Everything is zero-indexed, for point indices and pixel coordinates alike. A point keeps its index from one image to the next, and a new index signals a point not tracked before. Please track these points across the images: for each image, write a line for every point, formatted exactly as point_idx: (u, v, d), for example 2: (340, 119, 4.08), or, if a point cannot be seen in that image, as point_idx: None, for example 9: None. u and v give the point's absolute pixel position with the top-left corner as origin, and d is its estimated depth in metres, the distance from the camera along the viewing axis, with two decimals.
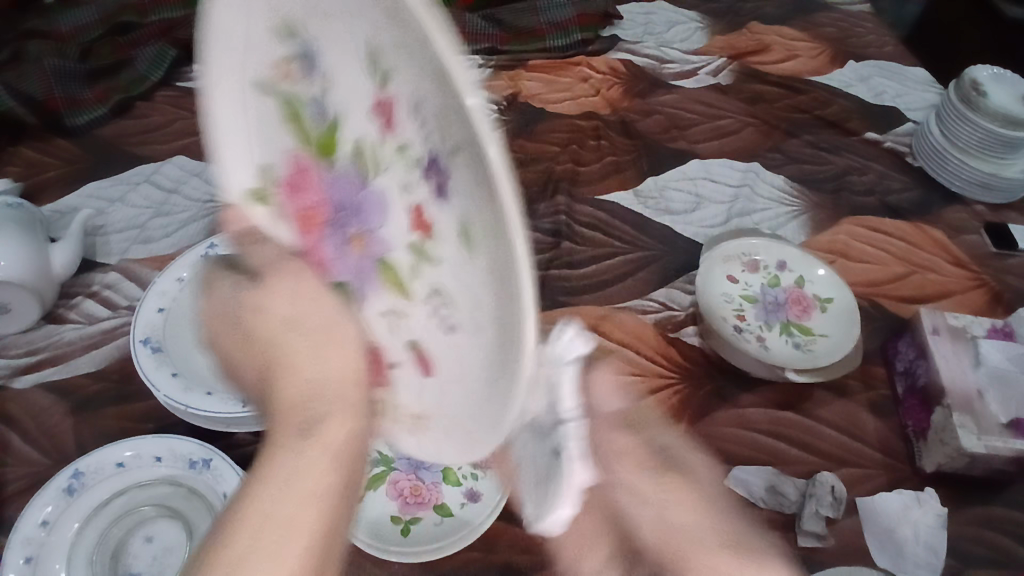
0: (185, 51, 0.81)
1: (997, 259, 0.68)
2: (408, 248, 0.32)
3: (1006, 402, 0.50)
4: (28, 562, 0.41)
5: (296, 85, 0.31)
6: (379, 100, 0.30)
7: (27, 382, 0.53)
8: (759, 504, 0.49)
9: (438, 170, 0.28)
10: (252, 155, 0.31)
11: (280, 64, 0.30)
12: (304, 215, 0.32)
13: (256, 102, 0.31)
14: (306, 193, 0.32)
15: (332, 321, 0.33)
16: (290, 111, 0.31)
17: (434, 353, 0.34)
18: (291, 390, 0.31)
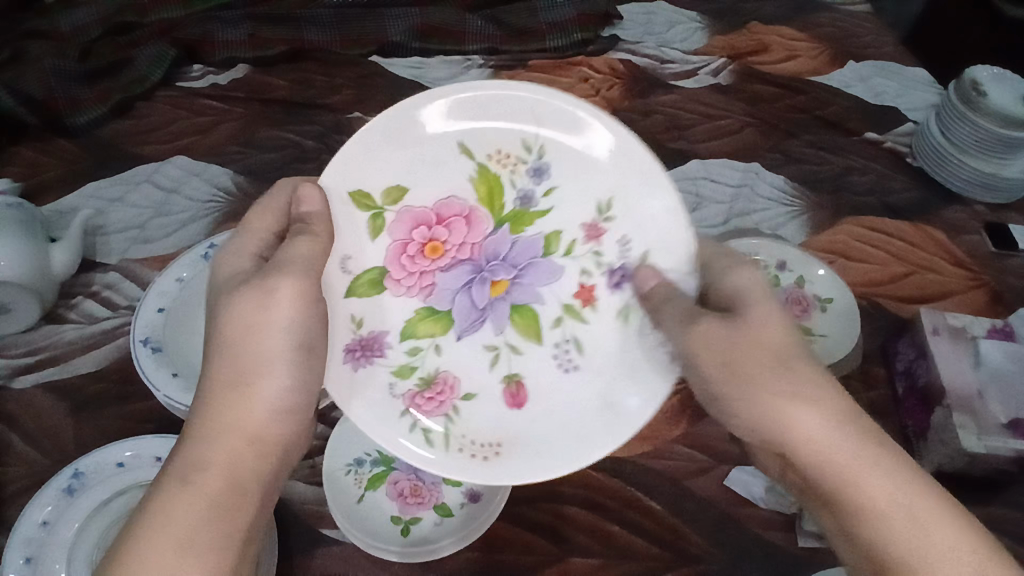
0: (186, 51, 0.80)
1: (997, 259, 0.69)
2: (563, 305, 0.49)
3: (1006, 402, 0.50)
4: (28, 562, 0.41)
5: (499, 168, 0.48)
6: (591, 223, 0.48)
7: (28, 381, 0.53)
8: (759, 504, 0.51)
9: (623, 277, 0.48)
10: (381, 174, 0.46)
11: (504, 154, 0.48)
12: (428, 250, 0.49)
13: (451, 163, 0.47)
14: (444, 234, 0.48)
15: (276, 357, 0.42)
16: (481, 178, 0.48)
17: (529, 391, 0.48)
18: (222, 408, 0.40)
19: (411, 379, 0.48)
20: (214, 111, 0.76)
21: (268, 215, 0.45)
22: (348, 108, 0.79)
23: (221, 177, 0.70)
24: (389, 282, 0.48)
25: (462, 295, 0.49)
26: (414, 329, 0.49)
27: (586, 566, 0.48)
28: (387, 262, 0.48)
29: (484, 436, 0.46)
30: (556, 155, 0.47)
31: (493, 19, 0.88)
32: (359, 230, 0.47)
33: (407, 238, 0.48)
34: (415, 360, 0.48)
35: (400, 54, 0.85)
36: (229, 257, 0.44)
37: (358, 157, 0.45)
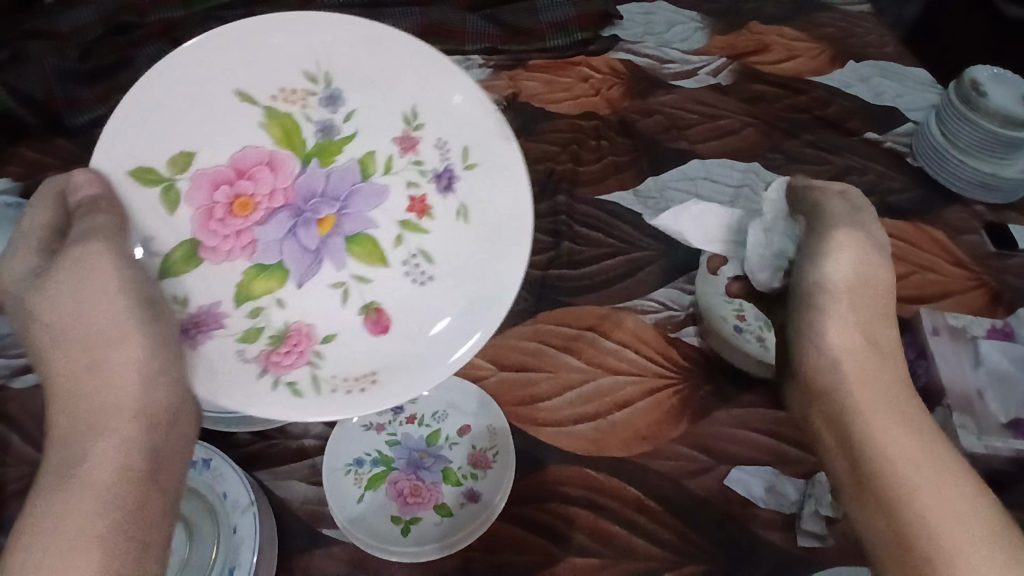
0: None
1: (997, 259, 0.69)
2: (399, 222, 0.53)
3: (1005, 402, 0.50)
4: None
5: (285, 105, 0.50)
6: (403, 133, 0.52)
7: (28, 381, 0.53)
8: (759, 504, 0.51)
9: (450, 180, 0.52)
10: (179, 138, 0.48)
11: (289, 90, 0.50)
12: (236, 207, 0.50)
13: (236, 113, 0.49)
14: (249, 186, 0.50)
15: (118, 335, 0.43)
16: (275, 121, 0.50)
17: (392, 315, 0.52)
18: (110, 387, 0.42)
19: (260, 341, 0.49)
20: None
21: (42, 211, 0.45)
22: None
23: None
24: (205, 254, 0.49)
25: (289, 242, 0.51)
26: (250, 289, 0.50)
27: (585, 566, 0.48)
28: (194, 232, 0.49)
29: (351, 373, 0.49)
30: (347, 80, 0.50)
31: (493, 19, 0.88)
32: (150, 203, 0.48)
33: (210, 203, 0.49)
34: (258, 321, 0.50)
35: None
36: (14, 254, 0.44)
37: (125, 133, 0.46)
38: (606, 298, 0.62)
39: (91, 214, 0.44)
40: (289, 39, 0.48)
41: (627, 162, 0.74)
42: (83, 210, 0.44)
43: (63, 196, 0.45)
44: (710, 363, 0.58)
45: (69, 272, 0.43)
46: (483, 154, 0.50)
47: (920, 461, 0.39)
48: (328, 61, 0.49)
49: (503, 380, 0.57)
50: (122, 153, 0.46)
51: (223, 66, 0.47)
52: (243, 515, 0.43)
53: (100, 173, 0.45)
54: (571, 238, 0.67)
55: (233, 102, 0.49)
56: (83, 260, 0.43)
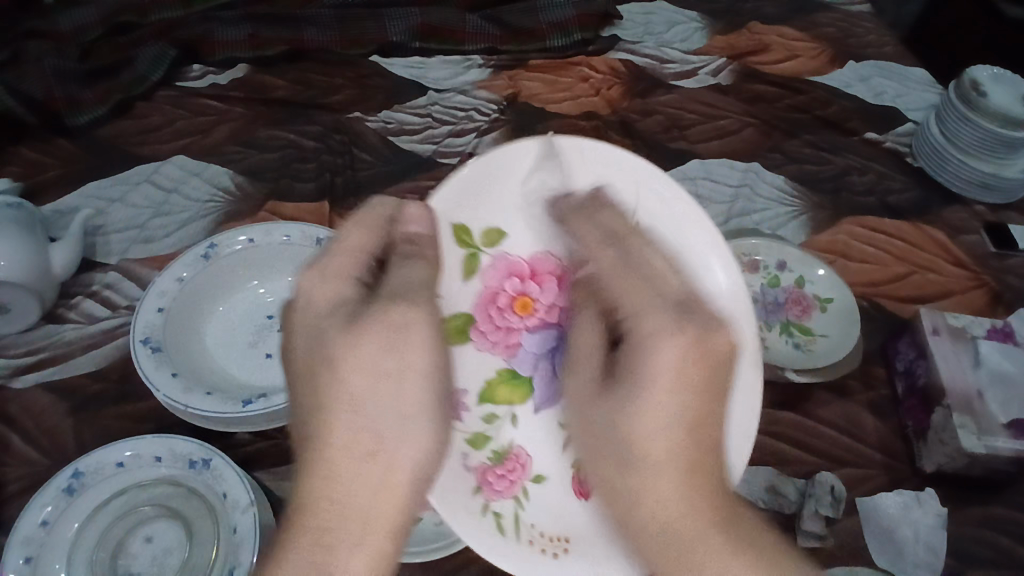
0: (185, 51, 0.81)
1: (997, 259, 0.69)
2: (580, 401, 0.45)
3: (1007, 403, 0.49)
4: (28, 562, 0.40)
5: (534, 229, 0.45)
6: (601, 292, 0.45)
7: (27, 381, 0.53)
8: (758, 504, 0.49)
9: None
10: (485, 217, 0.44)
11: (525, 201, 0.44)
12: (517, 305, 0.45)
13: (502, 209, 0.44)
14: (536, 290, 0.45)
15: (404, 394, 0.35)
16: (494, 236, 0.44)
17: (532, 458, 0.44)
18: (369, 457, 0.34)
19: (483, 451, 0.43)
20: (214, 110, 0.76)
21: (360, 235, 0.39)
22: (348, 107, 0.78)
23: (221, 177, 0.70)
24: (475, 334, 0.44)
25: (546, 363, 0.45)
26: (493, 393, 0.45)
27: None
28: (472, 308, 0.45)
29: (549, 530, 0.41)
30: (591, 172, 0.43)
31: (493, 19, 0.88)
32: (454, 268, 0.44)
33: (499, 288, 0.45)
34: (489, 429, 0.44)
35: (400, 54, 0.85)
36: (318, 286, 0.37)
37: (462, 189, 0.42)
38: None
39: (404, 263, 0.38)
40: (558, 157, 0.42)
41: None
42: (411, 250, 0.39)
43: (391, 224, 0.40)
44: None
45: (388, 326, 0.35)
46: (654, 232, 0.41)
47: (700, 530, 0.34)
48: (572, 157, 0.42)
49: None
50: (456, 204, 0.42)
51: (530, 162, 0.43)
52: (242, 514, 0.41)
53: (432, 213, 0.41)
54: None
55: (530, 203, 0.44)
56: (402, 319, 0.35)
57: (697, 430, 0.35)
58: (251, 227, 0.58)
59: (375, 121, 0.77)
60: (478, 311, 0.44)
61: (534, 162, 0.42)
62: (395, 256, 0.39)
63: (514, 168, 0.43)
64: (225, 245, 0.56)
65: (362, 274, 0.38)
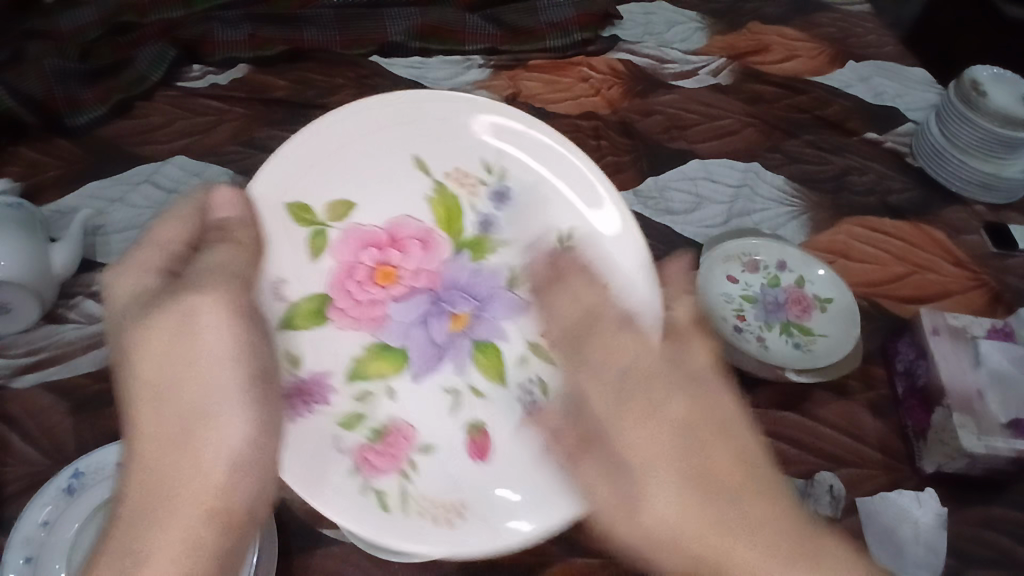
0: (185, 51, 0.81)
1: (997, 259, 0.68)
2: (529, 343, 0.46)
3: (1006, 402, 0.50)
4: (28, 562, 0.40)
5: (461, 191, 0.46)
6: (528, 265, 0.46)
7: (28, 381, 0.53)
8: None
9: (615, 359, 0.43)
10: (329, 190, 0.43)
11: (462, 177, 0.46)
12: (448, 315, 0.45)
13: (408, 179, 0.45)
14: (399, 257, 0.45)
15: (200, 318, 0.36)
16: (450, 208, 0.46)
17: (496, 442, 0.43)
18: (173, 382, 0.36)
19: (358, 432, 0.42)
20: (214, 110, 0.76)
21: (174, 227, 0.39)
22: (348, 108, 0.78)
23: (221, 177, 0.70)
24: (333, 312, 0.44)
25: (417, 332, 0.45)
26: (363, 370, 0.44)
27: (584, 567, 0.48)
28: (329, 289, 0.44)
29: (437, 498, 0.41)
30: (587, 243, 0.45)
31: (493, 19, 0.88)
32: (297, 251, 0.43)
33: (353, 262, 0.44)
34: (365, 408, 0.43)
35: (400, 54, 0.85)
36: (122, 277, 0.38)
37: (306, 169, 0.42)
38: None
39: (211, 248, 0.38)
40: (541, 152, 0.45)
41: (627, 162, 0.74)
42: (218, 235, 0.38)
43: (202, 215, 0.39)
44: None
45: (174, 312, 0.36)
46: (593, 247, 0.45)
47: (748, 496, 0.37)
48: (503, 156, 0.46)
49: None
50: (280, 193, 0.42)
51: (374, 119, 0.43)
52: None
53: (253, 203, 0.40)
54: None
55: (416, 168, 0.45)
56: (201, 305, 0.36)
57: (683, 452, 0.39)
58: None
59: None
60: (333, 293, 0.44)
61: (372, 120, 0.43)
62: (204, 241, 0.39)
63: (366, 115, 0.43)
64: None
65: (170, 257, 0.38)
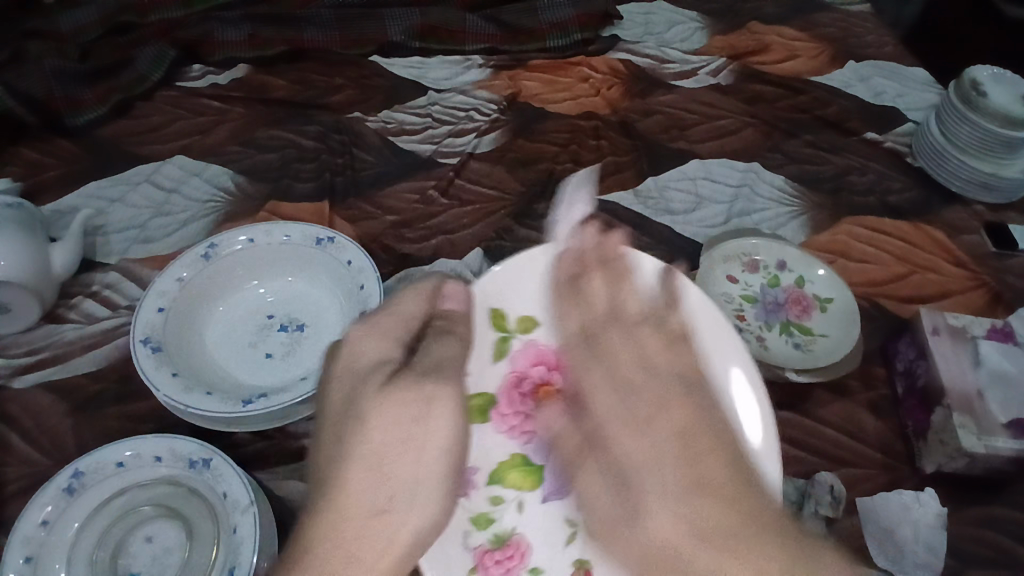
0: (185, 51, 0.81)
1: (997, 259, 0.68)
2: (604, 443, 0.47)
3: (1007, 402, 0.49)
4: (29, 562, 0.40)
5: (562, 280, 0.51)
6: (580, 340, 0.49)
7: (27, 381, 0.53)
8: None
9: (665, 386, 0.47)
10: (525, 306, 0.51)
11: (578, 316, 0.50)
12: (540, 392, 0.49)
13: (524, 287, 0.51)
14: (558, 378, 0.49)
15: (385, 419, 0.39)
16: (566, 297, 0.50)
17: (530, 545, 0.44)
18: (389, 455, 0.39)
19: (484, 534, 0.44)
20: (215, 111, 0.76)
21: (416, 299, 0.45)
22: (348, 108, 0.78)
23: (221, 177, 0.70)
24: (496, 415, 0.48)
25: (541, 448, 0.47)
26: (502, 475, 0.46)
27: None
28: (498, 393, 0.48)
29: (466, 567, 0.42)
30: (668, 305, 0.50)
31: (493, 19, 0.89)
32: (484, 348, 0.49)
33: (523, 373, 0.49)
34: (495, 510, 0.45)
35: (400, 54, 0.85)
36: (367, 336, 0.43)
37: (518, 282, 0.51)
38: None
39: (434, 341, 0.44)
40: (716, 333, 0.48)
41: (627, 163, 0.74)
42: (443, 325, 0.45)
43: (434, 303, 0.46)
44: None
45: (390, 404, 0.40)
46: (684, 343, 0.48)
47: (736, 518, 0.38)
48: (655, 301, 0.50)
49: None
50: (489, 374, 0.49)
51: (533, 288, 0.51)
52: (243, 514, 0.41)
53: (473, 297, 0.49)
54: None
55: (547, 278, 0.51)
56: (410, 398, 0.40)
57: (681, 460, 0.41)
58: (251, 227, 0.57)
59: (375, 121, 0.77)
60: (501, 394, 0.48)
61: (537, 295, 0.51)
62: (435, 324, 0.45)
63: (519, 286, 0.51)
64: (225, 245, 0.56)
65: (411, 334, 0.44)
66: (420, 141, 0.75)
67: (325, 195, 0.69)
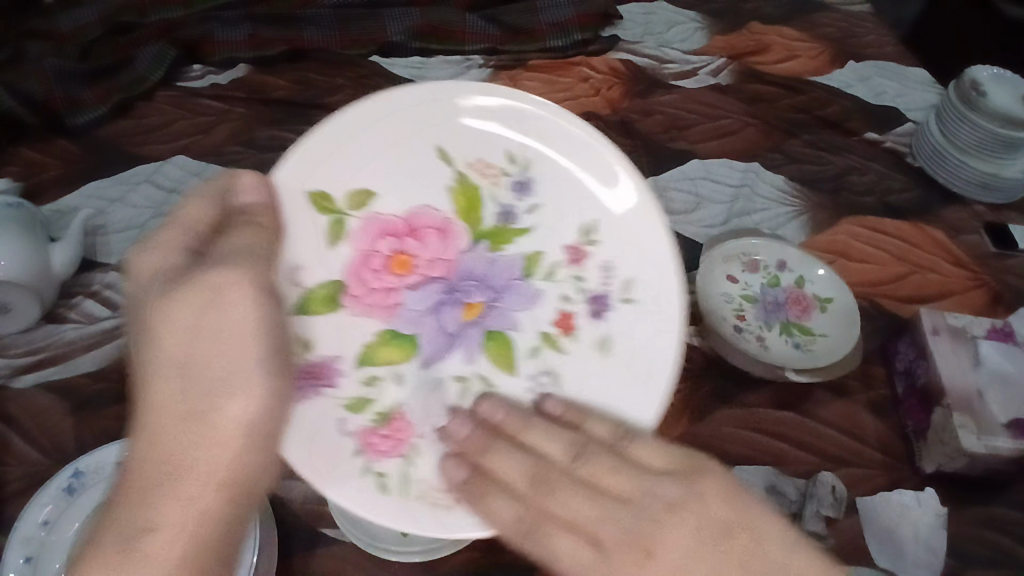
0: (185, 51, 0.81)
1: (997, 260, 0.68)
2: (540, 334, 0.45)
3: (1007, 403, 0.49)
4: (28, 562, 0.40)
5: (482, 174, 0.45)
6: (574, 245, 0.45)
7: (28, 381, 0.53)
8: None
9: (602, 304, 0.45)
10: (348, 177, 0.42)
11: (484, 164, 0.45)
12: (397, 264, 0.44)
13: (422, 160, 0.44)
14: (415, 246, 0.44)
15: (217, 303, 0.36)
16: (459, 189, 0.45)
17: (506, 428, 0.41)
18: (204, 357, 0.36)
19: (366, 415, 0.42)
20: (214, 110, 0.76)
21: (201, 204, 0.38)
22: (348, 108, 0.78)
23: None
24: (345, 298, 0.43)
25: (431, 318, 0.44)
26: (373, 355, 0.43)
27: None
28: (343, 272, 0.43)
29: (437, 484, 0.41)
30: (544, 171, 0.45)
31: (493, 19, 0.89)
32: (317, 237, 0.42)
33: (370, 249, 0.43)
34: (373, 393, 0.42)
35: (400, 54, 0.86)
36: (144, 255, 0.38)
37: (321, 153, 0.41)
38: None
39: (231, 232, 0.38)
40: (636, 225, 0.44)
41: (627, 162, 0.74)
42: (242, 218, 0.38)
43: (227, 199, 0.38)
44: (711, 364, 0.56)
45: (195, 287, 0.36)
46: (616, 242, 0.45)
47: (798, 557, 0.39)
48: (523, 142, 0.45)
49: None
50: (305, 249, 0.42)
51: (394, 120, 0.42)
52: None
53: (276, 188, 0.40)
54: None
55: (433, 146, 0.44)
56: (228, 283, 0.36)
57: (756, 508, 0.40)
58: None
59: None
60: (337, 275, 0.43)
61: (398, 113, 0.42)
62: (227, 220, 0.38)
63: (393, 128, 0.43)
64: None
65: (208, 225, 0.38)
66: None
67: None
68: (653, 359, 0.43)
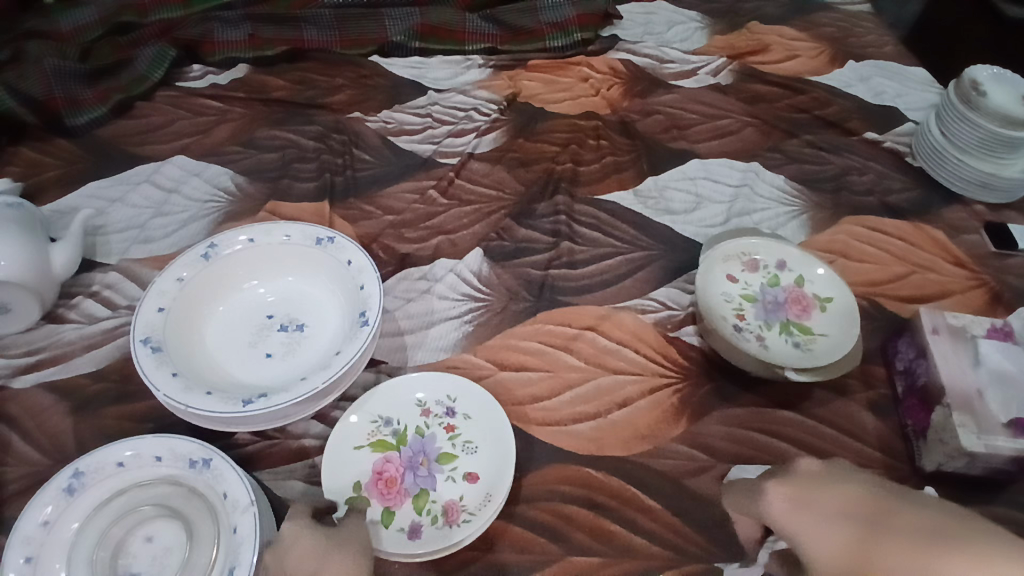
0: (186, 51, 0.82)
1: (998, 258, 0.68)
2: (446, 455, 0.48)
3: (1007, 402, 0.49)
4: (29, 562, 0.40)
5: (373, 433, 0.49)
6: (424, 412, 0.51)
7: (27, 381, 0.53)
8: None
9: (450, 411, 0.51)
10: (336, 485, 0.46)
11: (370, 430, 0.49)
12: (386, 479, 0.47)
13: (356, 463, 0.48)
14: (384, 465, 0.48)
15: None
16: (375, 444, 0.49)
17: (479, 470, 0.48)
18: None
19: (436, 514, 0.45)
20: (215, 111, 0.77)
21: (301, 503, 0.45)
22: (348, 108, 0.79)
23: (221, 178, 0.70)
24: (390, 503, 0.46)
25: (415, 480, 0.47)
26: (417, 506, 0.46)
27: (587, 566, 0.45)
28: (379, 501, 0.46)
29: (481, 499, 0.46)
30: (385, 392, 0.51)
31: (493, 19, 0.89)
32: (372, 526, 0.44)
33: (375, 490, 0.46)
34: (429, 508, 0.46)
35: (400, 54, 0.86)
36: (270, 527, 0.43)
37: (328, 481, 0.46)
38: (605, 298, 0.61)
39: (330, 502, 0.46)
40: (429, 381, 0.52)
41: (626, 162, 0.74)
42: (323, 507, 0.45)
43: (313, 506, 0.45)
44: (711, 363, 0.56)
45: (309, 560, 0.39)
46: (432, 389, 0.52)
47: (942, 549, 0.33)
48: (369, 408, 0.51)
49: (502, 380, 0.55)
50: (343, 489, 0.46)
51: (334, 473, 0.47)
52: (242, 514, 0.41)
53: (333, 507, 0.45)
54: (570, 238, 0.66)
55: (353, 446, 0.49)
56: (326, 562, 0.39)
57: (889, 520, 0.36)
58: (251, 227, 0.57)
59: (375, 121, 0.77)
60: (382, 499, 0.46)
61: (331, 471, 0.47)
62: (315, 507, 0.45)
63: (340, 474, 0.47)
64: (226, 245, 0.56)
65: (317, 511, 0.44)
66: (420, 141, 0.75)
67: (325, 196, 0.68)
68: (491, 446, 0.49)
